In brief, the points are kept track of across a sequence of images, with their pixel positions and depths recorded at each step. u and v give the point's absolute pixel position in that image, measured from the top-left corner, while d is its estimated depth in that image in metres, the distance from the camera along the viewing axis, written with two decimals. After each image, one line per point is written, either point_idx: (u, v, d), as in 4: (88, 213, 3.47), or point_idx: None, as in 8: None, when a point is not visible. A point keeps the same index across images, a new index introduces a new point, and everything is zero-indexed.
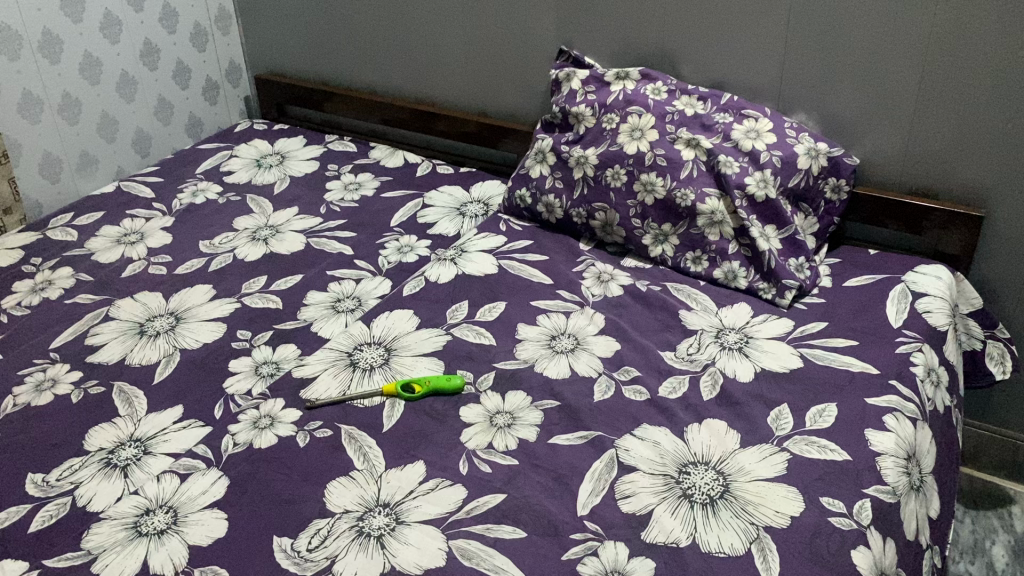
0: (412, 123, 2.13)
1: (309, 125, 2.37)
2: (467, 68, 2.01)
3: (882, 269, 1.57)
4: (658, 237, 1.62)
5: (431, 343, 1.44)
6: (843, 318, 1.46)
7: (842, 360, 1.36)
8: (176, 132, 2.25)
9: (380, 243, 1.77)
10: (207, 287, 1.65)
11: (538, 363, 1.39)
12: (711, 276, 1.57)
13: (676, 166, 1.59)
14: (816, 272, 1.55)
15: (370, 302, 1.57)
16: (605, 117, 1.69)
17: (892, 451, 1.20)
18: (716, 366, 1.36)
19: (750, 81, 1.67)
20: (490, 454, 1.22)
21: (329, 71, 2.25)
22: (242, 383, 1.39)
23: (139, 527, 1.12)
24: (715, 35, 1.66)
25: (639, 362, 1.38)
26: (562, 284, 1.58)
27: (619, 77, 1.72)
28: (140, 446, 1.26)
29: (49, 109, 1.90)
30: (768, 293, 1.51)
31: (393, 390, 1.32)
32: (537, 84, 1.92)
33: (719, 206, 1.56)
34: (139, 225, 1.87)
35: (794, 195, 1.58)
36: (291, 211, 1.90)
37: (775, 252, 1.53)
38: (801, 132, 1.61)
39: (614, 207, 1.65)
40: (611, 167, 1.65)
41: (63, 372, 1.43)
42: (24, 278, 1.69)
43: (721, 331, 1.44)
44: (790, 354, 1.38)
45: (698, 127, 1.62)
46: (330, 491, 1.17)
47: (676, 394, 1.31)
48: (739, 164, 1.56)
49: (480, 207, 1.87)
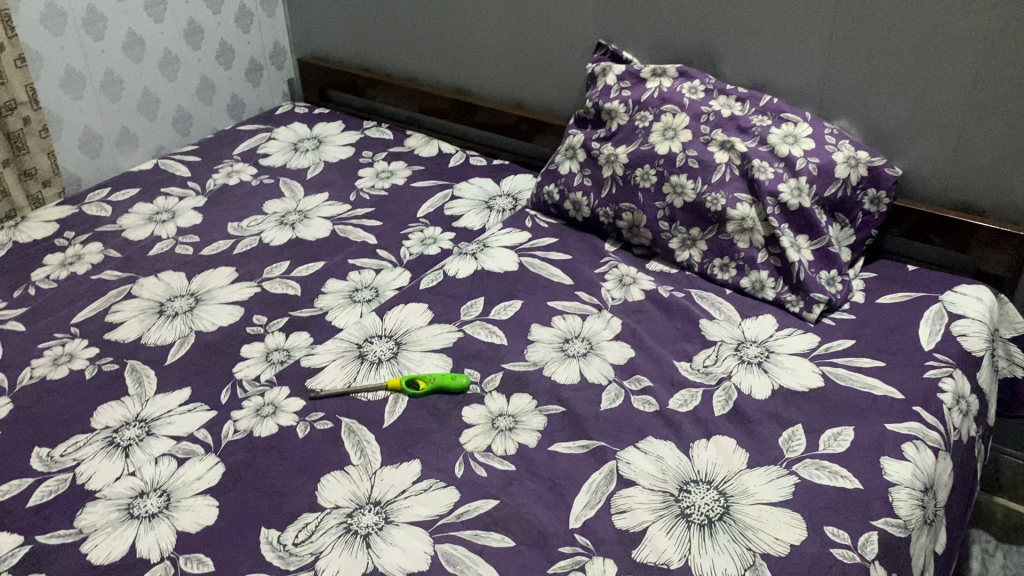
0: (449, 113, 2.11)
1: (351, 110, 2.37)
2: (506, 58, 1.98)
3: (919, 288, 1.49)
4: (686, 242, 1.56)
5: (441, 339, 1.42)
6: (872, 336, 1.39)
7: (865, 382, 1.29)
8: (218, 112, 2.27)
9: (404, 234, 1.75)
10: (230, 269, 1.66)
11: (548, 366, 1.35)
12: (738, 284, 1.51)
13: (707, 168, 1.54)
14: (848, 286, 1.48)
15: (386, 294, 1.56)
16: (639, 115, 1.64)
17: (908, 481, 1.14)
18: (731, 380, 1.31)
19: (792, 82, 1.60)
20: (487, 458, 1.19)
21: (371, 57, 2.24)
22: (251, 369, 1.38)
23: (131, 509, 1.13)
24: (757, 33, 1.59)
25: (652, 371, 1.34)
26: (582, 286, 1.55)
27: (655, 74, 1.66)
28: (143, 426, 1.27)
29: (91, 85, 1.93)
30: (796, 306, 1.45)
31: (397, 385, 1.31)
32: (575, 78, 1.88)
33: (750, 213, 1.50)
34: (171, 203, 1.89)
35: (830, 205, 1.51)
36: (321, 196, 1.90)
37: (805, 263, 1.47)
38: (842, 139, 1.54)
39: (641, 208, 1.60)
40: (641, 166, 1.60)
41: (80, 348, 1.45)
42: (55, 251, 1.72)
43: (742, 343, 1.39)
44: (812, 372, 1.32)
45: (733, 129, 1.56)
46: (322, 485, 1.16)
47: (686, 407, 1.27)
48: (773, 170, 1.50)
49: (508, 201, 1.84)
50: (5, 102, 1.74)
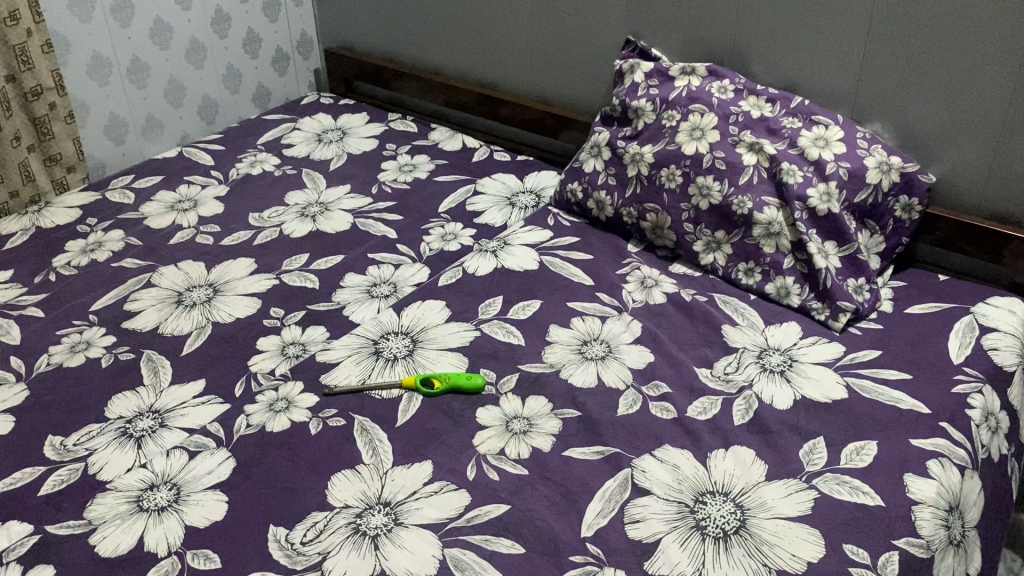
0: (474, 107, 2.08)
1: (376, 102, 2.36)
2: (533, 53, 1.95)
3: (950, 299, 1.45)
4: (711, 244, 1.53)
5: (458, 338, 1.40)
6: (899, 347, 1.36)
7: (891, 395, 1.26)
8: (243, 101, 2.26)
9: (425, 229, 1.74)
10: (249, 261, 1.65)
11: (565, 368, 1.33)
12: (762, 290, 1.48)
13: (735, 170, 1.50)
14: (876, 295, 1.44)
15: (404, 290, 1.55)
16: (666, 114, 1.60)
17: (932, 500, 1.11)
18: (752, 389, 1.28)
19: (825, 85, 1.56)
20: (500, 461, 1.17)
21: (399, 48, 2.22)
22: (266, 362, 1.38)
23: (141, 502, 1.12)
24: (791, 33, 1.56)
25: (671, 377, 1.31)
26: (603, 287, 1.52)
27: (684, 72, 1.63)
28: (157, 418, 1.27)
29: (118, 72, 1.93)
30: (822, 314, 1.42)
31: (411, 384, 1.29)
32: (602, 75, 1.85)
33: (777, 217, 1.46)
34: (194, 192, 1.88)
35: (860, 211, 1.47)
36: (343, 189, 1.89)
37: (833, 270, 1.43)
38: (874, 143, 1.50)
39: (666, 209, 1.57)
40: (666, 167, 1.57)
41: (97, 336, 1.45)
42: (77, 237, 1.72)
43: (764, 351, 1.36)
44: (836, 383, 1.28)
45: (763, 131, 1.53)
46: (333, 484, 1.14)
47: (705, 415, 1.24)
48: (802, 174, 1.46)
49: (531, 198, 1.82)
50: (32, 88, 1.75)
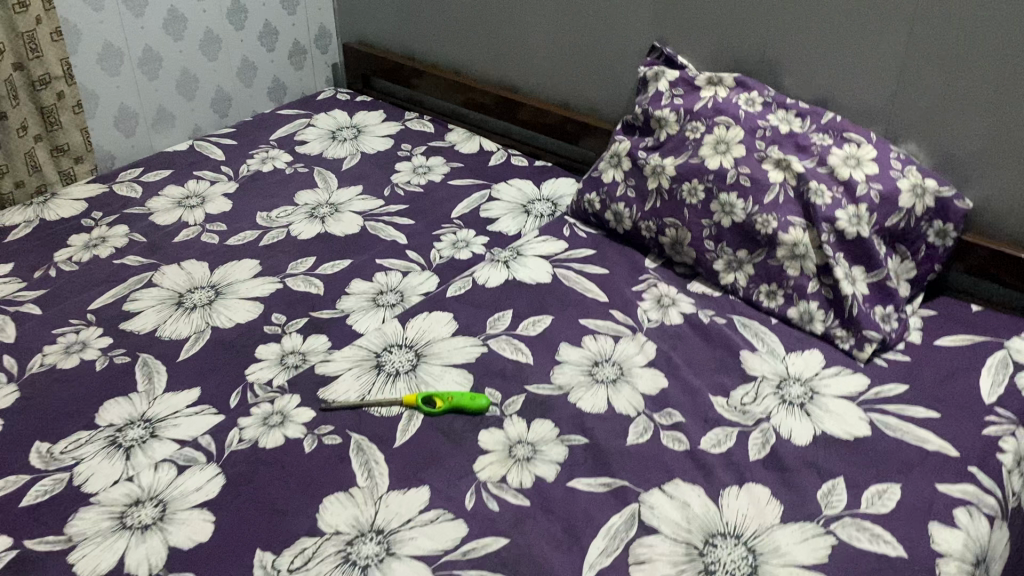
0: (493, 109, 2.03)
1: (393, 99, 2.31)
2: (555, 55, 1.89)
3: (983, 332, 1.38)
4: (732, 264, 1.47)
5: (463, 354, 1.34)
6: (927, 382, 1.29)
7: (916, 435, 1.19)
8: (258, 94, 2.22)
9: (436, 234, 1.68)
10: (254, 262, 1.60)
11: (573, 391, 1.27)
12: (784, 315, 1.41)
13: (760, 188, 1.44)
14: (904, 324, 1.37)
15: (411, 299, 1.50)
16: (690, 125, 1.54)
17: (958, 552, 1.04)
18: (770, 422, 1.22)
19: (858, 101, 1.49)
20: (501, 490, 1.12)
21: (418, 46, 2.17)
22: (264, 372, 1.33)
23: (124, 519, 1.08)
24: (824, 45, 1.48)
25: (685, 405, 1.25)
26: (617, 304, 1.46)
27: (711, 82, 1.56)
28: (148, 427, 1.22)
29: (129, 62, 1.89)
30: (846, 342, 1.35)
31: (413, 402, 1.24)
32: (626, 81, 1.78)
33: (803, 239, 1.39)
34: (202, 188, 1.84)
35: (890, 235, 1.40)
36: (355, 189, 1.83)
37: (860, 298, 1.36)
38: (908, 165, 1.42)
39: (686, 224, 1.51)
40: (688, 181, 1.50)
41: (94, 337, 1.41)
42: (80, 231, 1.68)
43: (784, 381, 1.29)
44: (858, 419, 1.22)
45: (791, 147, 1.46)
46: (324, 507, 1.09)
47: (719, 449, 1.18)
48: (832, 194, 1.39)
49: (547, 206, 1.76)
50: (40, 76, 1.70)
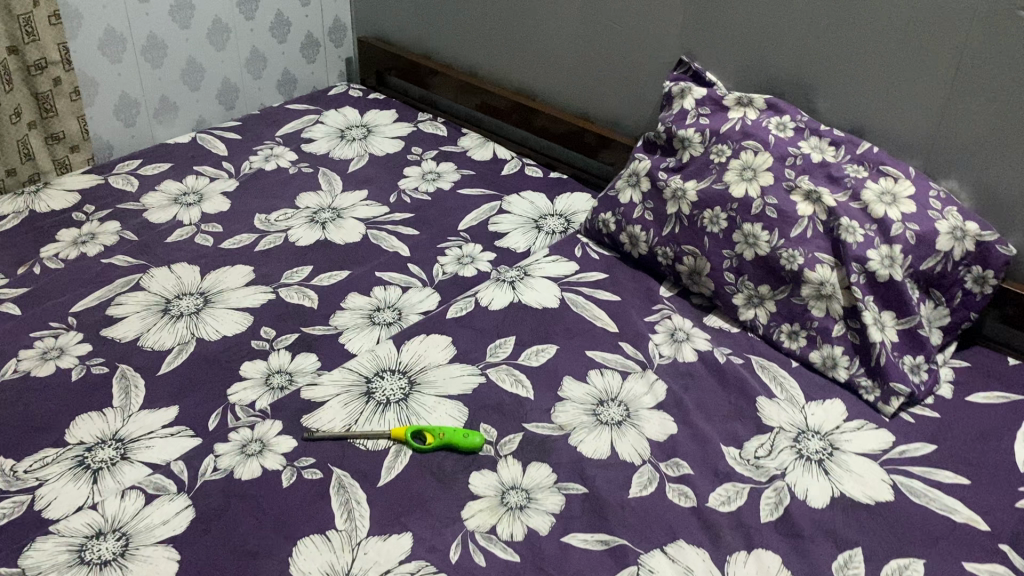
0: (509, 115, 1.94)
1: (407, 99, 2.22)
2: (576, 63, 1.79)
3: (1019, 390, 1.28)
4: (752, 299, 1.38)
5: (460, 384, 1.26)
6: (957, 444, 1.19)
7: (943, 504, 1.10)
8: (267, 87, 2.14)
9: (441, 248, 1.60)
10: (248, 269, 1.53)
11: (575, 433, 1.19)
12: (806, 358, 1.32)
13: (787, 220, 1.34)
14: (935, 377, 1.27)
15: (409, 318, 1.41)
16: (715, 148, 1.45)
17: None
18: (785, 480, 1.13)
19: (897, 133, 1.39)
20: (490, 542, 1.03)
21: (435, 45, 2.08)
22: (248, 392, 1.25)
23: (83, 553, 1.00)
24: (864, 71, 1.38)
25: (694, 455, 1.16)
26: (628, 336, 1.37)
27: (740, 102, 1.47)
28: (119, 449, 1.15)
29: (132, 49, 1.81)
30: (871, 394, 1.26)
31: (402, 436, 1.16)
32: (649, 94, 1.69)
33: (831, 278, 1.30)
34: (201, 185, 1.76)
35: (925, 279, 1.30)
36: (359, 194, 1.75)
37: (888, 346, 1.26)
38: (949, 205, 1.32)
39: (706, 254, 1.41)
40: (710, 208, 1.41)
41: (72, 343, 1.34)
42: (70, 226, 1.61)
43: (802, 433, 1.20)
44: (880, 482, 1.13)
45: (822, 177, 1.36)
46: (298, 551, 1.01)
47: (728, 507, 1.09)
48: (864, 233, 1.29)
49: (559, 223, 1.67)
50: (36, 61, 1.63)
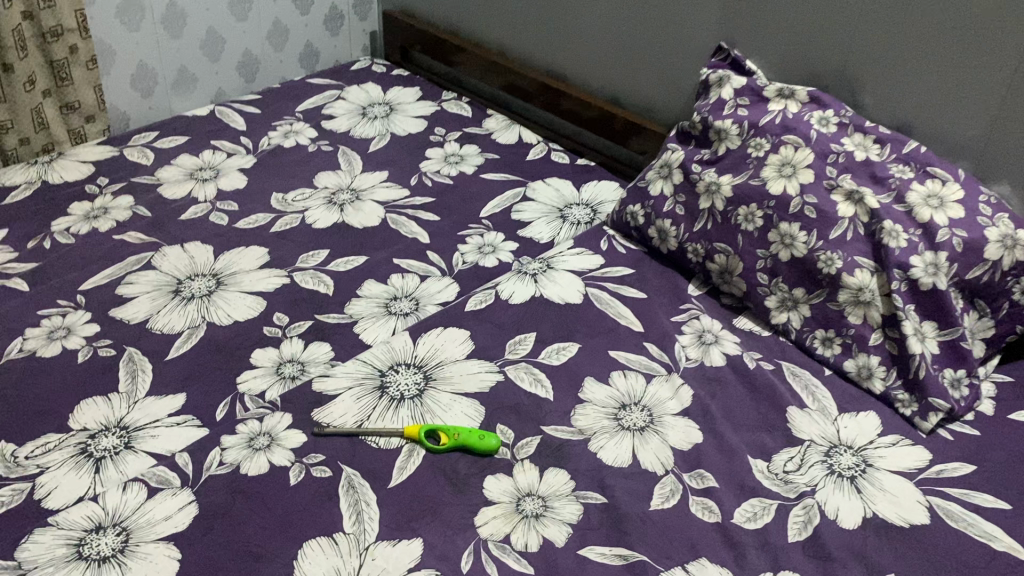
0: (537, 97, 1.87)
1: (432, 75, 2.16)
2: (609, 46, 1.72)
3: None
4: (786, 302, 1.31)
5: (477, 381, 1.21)
6: (998, 465, 1.13)
7: (982, 529, 1.04)
8: (289, 60, 2.08)
9: (462, 235, 1.54)
10: (262, 251, 1.48)
11: (595, 438, 1.13)
12: (840, 367, 1.26)
13: (826, 221, 1.28)
14: (976, 393, 1.20)
15: (427, 308, 1.36)
16: (752, 142, 1.38)
17: None
18: (814, 498, 1.07)
19: (947, 132, 1.32)
20: (503, 552, 0.99)
21: (463, 21, 2.01)
22: (257, 382, 1.21)
23: (82, 548, 0.96)
24: (914, 66, 1.31)
25: (719, 467, 1.11)
26: (653, 336, 1.32)
27: (781, 94, 1.40)
28: (123, 437, 1.11)
29: (151, 18, 1.76)
30: (908, 408, 1.20)
31: (415, 435, 1.11)
32: (684, 81, 1.62)
33: (870, 284, 1.24)
34: (217, 160, 1.71)
35: (969, 289, 1.22)
36: (379, 175, 1.70)
37: (928, 358, 1.20)
38: (999, 211, 1.24)
39: (738, 252, 1.35)
40: (745, 205, 1.35)
41: (80, 323, 1.30)
42: (83, 199, 1.56)
43: (834, 447, 1.14)
44: (915, 503, 1.07)
45: (865, 177, 1.29)
46: (303, 554, 0.97)
47: (754, 525, 1.04)
48: (907, 237, 1.23)
49: (586, 212, 1.61)
50: (51, 28, 1.58)
